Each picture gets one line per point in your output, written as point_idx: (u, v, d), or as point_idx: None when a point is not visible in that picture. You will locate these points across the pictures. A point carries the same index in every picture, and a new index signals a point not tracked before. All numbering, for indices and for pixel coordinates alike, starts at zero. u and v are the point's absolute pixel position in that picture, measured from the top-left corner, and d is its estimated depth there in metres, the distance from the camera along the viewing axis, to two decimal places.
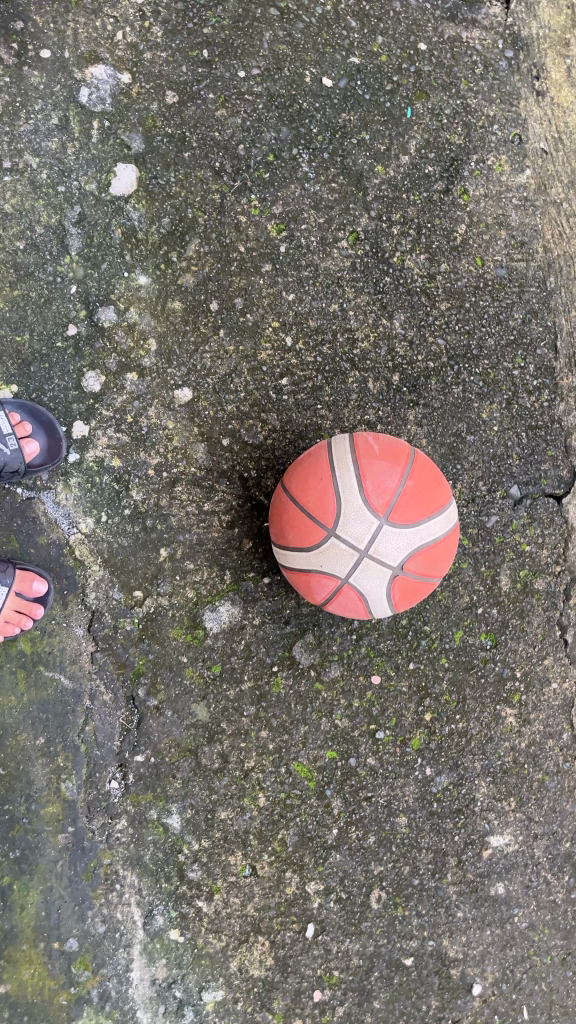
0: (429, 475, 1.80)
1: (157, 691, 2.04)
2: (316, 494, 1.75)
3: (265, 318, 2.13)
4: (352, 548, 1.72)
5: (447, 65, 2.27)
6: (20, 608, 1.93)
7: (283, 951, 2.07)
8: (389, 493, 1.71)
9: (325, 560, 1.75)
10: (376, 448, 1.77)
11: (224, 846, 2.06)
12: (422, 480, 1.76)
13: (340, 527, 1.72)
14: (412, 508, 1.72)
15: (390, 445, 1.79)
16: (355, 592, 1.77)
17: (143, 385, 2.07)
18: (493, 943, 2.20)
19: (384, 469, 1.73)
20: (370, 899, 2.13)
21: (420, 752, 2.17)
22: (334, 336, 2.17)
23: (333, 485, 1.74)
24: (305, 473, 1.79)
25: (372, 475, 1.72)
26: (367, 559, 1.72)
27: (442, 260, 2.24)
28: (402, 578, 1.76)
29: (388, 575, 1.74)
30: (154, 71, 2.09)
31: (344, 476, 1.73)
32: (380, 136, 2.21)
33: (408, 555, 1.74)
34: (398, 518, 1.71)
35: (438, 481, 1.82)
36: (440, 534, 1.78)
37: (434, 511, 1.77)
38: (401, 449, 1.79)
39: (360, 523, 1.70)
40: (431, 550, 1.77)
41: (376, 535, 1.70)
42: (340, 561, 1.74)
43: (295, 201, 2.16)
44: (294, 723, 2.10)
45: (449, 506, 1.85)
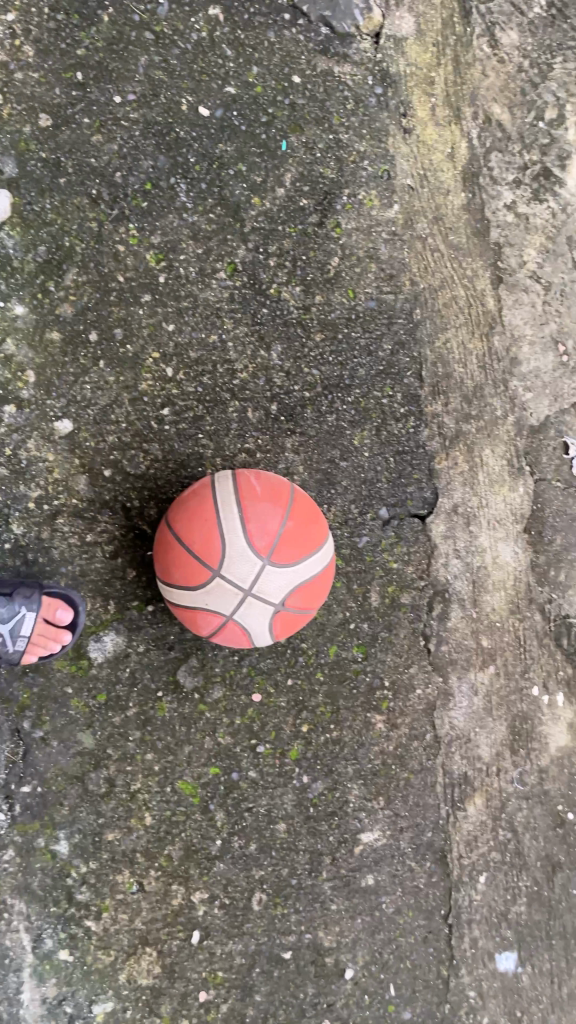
0: (308, 514, 1.90)
1: (43, 722, 2.10)
2: (202, 534, 1.81)
3: (145, 350, 2.18)
4: (237, 587, 1.80)
5: (320, 99, 2.31)
6: (48, 631, 2.02)
7: (170, 959, 2.17)
8: (271, 535, 1.80)
9: (211, 599, 1.83)
10: (258, 489, 1.85)
11: (112, 866, 2.14)
12: (302, 521, 1.86)
13: (225, 567, 1.79)
14: (294, 548, 1.83)
15: (271, 486, 1.88)
16: (240, 628, 1.86)
17: (22, 417, 2.09)
18: (363, 929, 2.35)
19: (267, 511, 1.82)
20: (252, 902, 2.25)
21: (297, 762, 2.30)
22: (214, 367, 2.24)
23: (218, 526, 1.80)
24: (189, 512, 1.85)
25: (255, 517, 1.80)
26: (251, 597, 1.81)
27: (317, 292, 2.32)
28: (285, 613, 1.87)
29: (271, 611, 1.84)
30: (26, 92, 2.08)
31: (229, 517, 1.80)
32: (256, 168, 2.26)
33: (289, 592, 1.84)
34: (280, 558, 1.80)
35: (315, 519, 1.92)
36: (318, 571, 1.89)
37: (313, 550, 1.88)
38: (281, 489, 1.88)
39: (245, 563, 1.78)
40: (310, 586, 1.88)
41: (260, 575, 1.80)
42: (225, 599, 1.82)
43: (174, 232, 2.19)
44: (179, 743, 2.20)
45: (326, 541, 1.96)
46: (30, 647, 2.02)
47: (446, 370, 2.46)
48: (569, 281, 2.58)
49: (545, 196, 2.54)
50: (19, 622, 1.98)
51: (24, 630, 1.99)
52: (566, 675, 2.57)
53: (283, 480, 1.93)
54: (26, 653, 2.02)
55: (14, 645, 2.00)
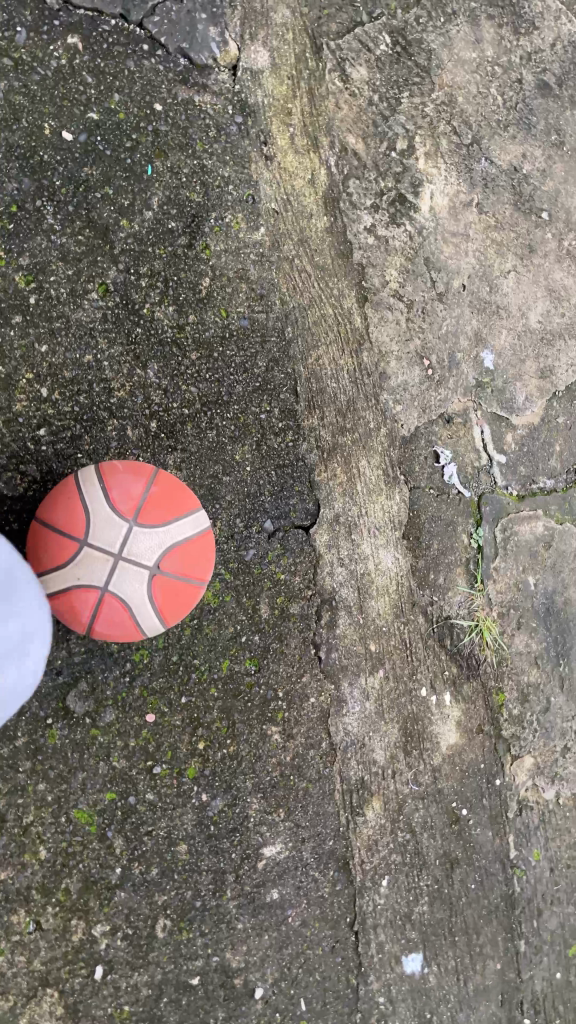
0: (176, 482, 1.92)
1: None
2: (66, 510, 1.83)
3: (18, 371, 2.17)
4: (107, 554, 1.81)
5: (182, 126, 2.37)
6: None
7: (73, 998, 2.10)
8: (135, 497, 1.83)
9: (82, 573, 1.82)
10: (119, 461, 1.89)
11: (6, 907, 2.06)
12: (166, 486, 1.88)
13: (91, 537, 1.81)
14: (161, 509, 1.84)
15: (134, 459, 1.91)
16: (119, 601, 1.83)
17: None
18: (271, 946, 2.33)
19: (129, 477, 1.85)
20: (156, 930, 2.19)
21: (195, 781, 2.28)
22: (91, 386, 2.24)
23: (81, 498, 1.83)
24: (54, 495, 1.88)
25: (117, 483, 1.83)
26: (122, 563, 1.81)
27: (190, 312, 2.36)
28: (163, 580, 1.84)
29: (149, 576, 1.83)
30: None
31: (92, 489, 1.84)
32: (123, 191, 2.29)
33: (164, 554, 1.84)
34: (147, 519, 1.82)
35: (186, 489, 1.93)
36: (194, 535, 1.89)
37: (184, 513, 1.88)
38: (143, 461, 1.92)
39: (110, 529, 1.81)
40: (187, 549, 1.87)
41: (128, 539, 1.81)
42: (97, 569, 1.81)
43: (43, 253, 2.20)
44: (72, 770, 2.14)
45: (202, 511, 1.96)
46: None
47: (320, 385, 2.54)
48: (429, 299, 2.72)
49: (402, 220, 2.68)
50: None
51: None
52: (451, 675, 2.67)
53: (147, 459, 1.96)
54: None
55: None
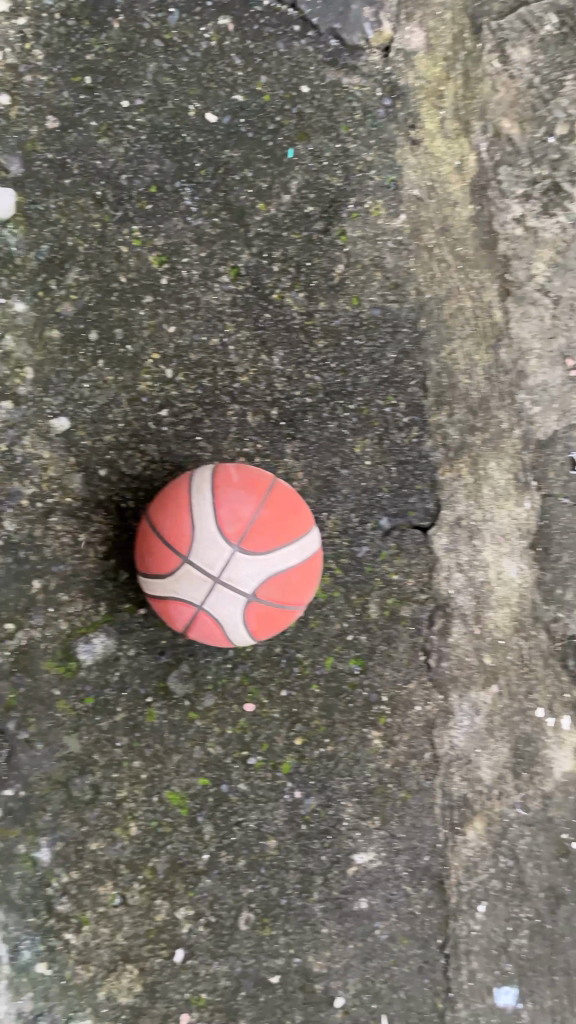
0: (289, 504, 1.81)
1: (29, 724, 2.05)
2: (173, 519, 1.75)
3: (145, 350, 2.17)
4: (206, 574, 1.72)
5: (328, 109, 2.31)
6: None
7: (152, 978, 2.09)
8: (244, 521, 1.71)
9: (180, 587, 1.76)
10: (235, 475, 1.78)
11: (94, 877, 2.06)
12: (277, 510, 1.76)
13: (193, 554, 1.72)
14: (268, 536, 1.73)
15: (251, 474, 1.80)
16: (212, 620, 1.77)
17: (19, 414, 2.08)
18: (355, 956, 2.25)
19: (241, 497, 1.73)
20: (239, 921, 2.16)
21: (290, 776, 2.23)
22: (215, 370, 2.23)
23: (190, 511, 1.74)
24: (166, 499, 1.80)
25: (228, 501, 1.72)
26: (220, 586, 1.72)
27: (320, 299, 2.31)
28: (258, 607, 1.76)
29: (245, 603, 1.74)
30: (34, 94, 2.10)
31: (201, 502, 1.74)
32: (262, 175, 2.26)
33: (263, 583, 1.73)
34: (252, 546, 1.71)
35: (297, 510, 1.82)
36: (297, 563, 1.79)
37: (291, 541, 1.77)
38: (260, 477, 1.81)
39: (213, 551, 1.71)
40: (288, 578, 1.77)
41: (230, 564, 1.71)
42: (195, 588, 1.74)
43: (177, 234, 2.20)
44: (167, 751, 2.14)
45: (310, 536, 1.85)
46: None
47: (451, 381, 2.42)
48: None
49: (555, 211, 2.49)
50: None
51: None
52: (572, 699, 2.48)
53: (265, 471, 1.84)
54: None
55: None
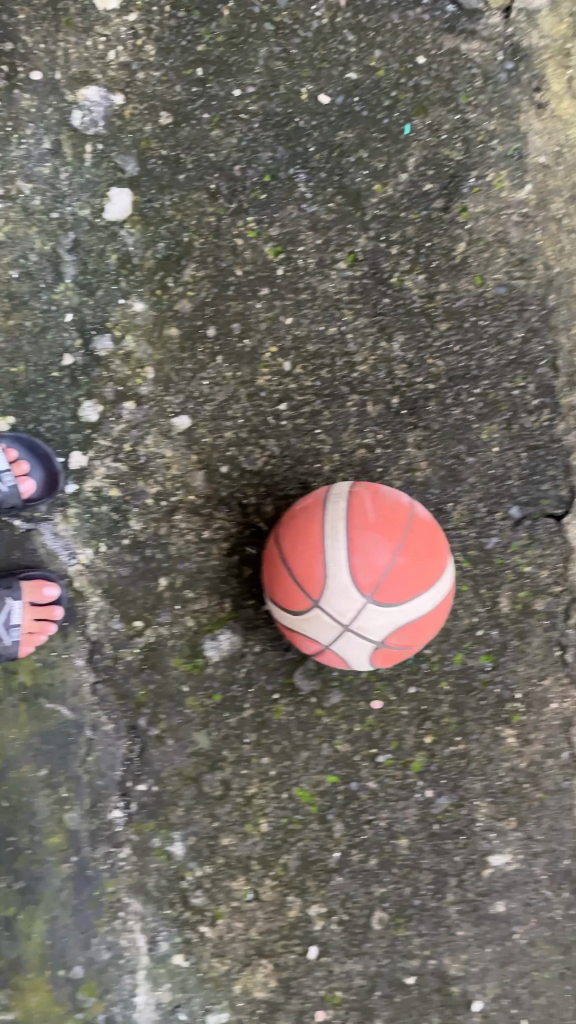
0: (425, 545, 1.71)
1: (159, 720, 2.08)
2: (304, 557, 1.69)
3: (263, 344, 2.14)
4: (336, 620, 1.67)
5: (446, 78, 2.19)
6: (39, 613, 1.99)
7: (286, 974, 2.08)
8: (378, 572, 1.63)
9: (308, 625, 1.72)
10: (371, 514, 1.68)
11: (227, 872, 2.07)
12: (413, 556, 1.68)
13: (324, 599, 1.67)
14: (403, 585, 1.65)
15: (387, 511, 1.70)
16: (338, 656, 1.75)
17: (140, 413, 2.09)
18: (493, 959, 2.17)
19: (376, 543, 1.65)
20: (372, 920, 2.12)
21: (420, 775, 2.17)
22: (333, 360, 2.17)
23: (323, 554, 1.66)
24: (297, 531, 1.73)
25: (363, 548, 1.64)
26: (349, 631, 1.68)
27: (442, 280, 2.21)
28: (386, 649, 1.73)
29: (373, 647, 1.71)
30: (147, 91, 2.09)
31: (335, 546, 1.65)
32: (378, 154, 2.18)
33: (393, 630, 1.69)
34: (385, 597, 1.64)
35: (432, 546, 1.73)
36: (430, 609, 1.72)
37: (426, 588, 1.69)
38: (397, 514, 1.71)
39: (345, 600, 1.65)
40: (419, 624, 1.71)
41: (361, 614, 1.65)
42: (324, 630, 1.70)
43: (292, 223, 2.15)
44: (295, 748, 2.12)
45: (445, 574, 1.77)
46: (27, 636, 2.00)
47: None
48: None
49: None
50: (7, 613, 1.96)
51: (14, 618, 1.96)
52: None
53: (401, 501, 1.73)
54: (24, 643, 2.00)
55: (10, 636, 1.98)
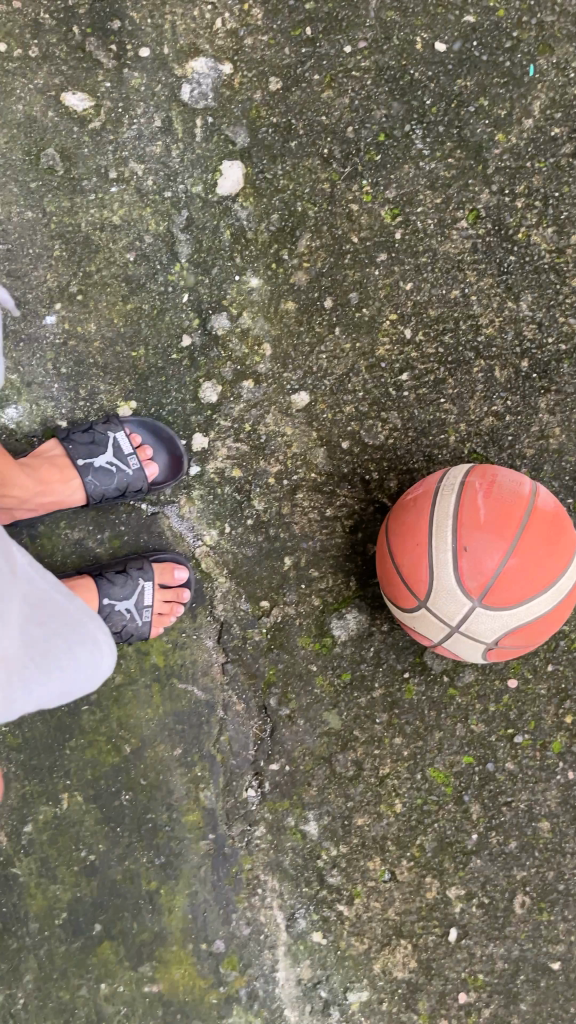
0: (545, 543, 1.57)
1: (289, 700, 2.07)
2: (412, 556, 1.63)
3: (382, 312, 2.06)
4: (443, 622, 1.62)
5: (572, 13, 2.04)
6: (169, 596, 2.01)
7: (426, 955, 2.04)
8: (487, 576, 1.54)
9: (418, 622, 1.68)
10: (483, 512, 1.57)
11: (363, 852, 2.05)
12: (528, 557, 1.55)
13: (430, 600, 1.62)
14: (515, 589, 1.55)
15: (503, 507, 1.57)
16: (450, 652, 1.71)
17: (260, 392, 2.06)
18: None
19: (487, 546, 1.54)
20: (513, 904, 2.06)
21: (561, 756, 2.08)
22: (457, 324, 2.07)
23: (429, 555, 1.59)
24: (405, 527, 1.67)
25: (471, 549, 1.55)
26: (457, 632, 1.62)
27: (572, 232, 2.06)
28: (500, 647, 1.65)
29: (484, 646, 1.64)
30: (255, 58, 2.03)
31: (441, 548, 1.58)
32: (500, 101, 2.04)
33: (505, 632, 1.61)
34: (494, 602, 1.55)
35: (553, 542, 1.59)
36: (548, 609, 1.61)
37: (542, 589, 1.57)
38: (512, 509, 1.57)
39: (451, 603, 1.58)
40: (535, 624, 1.61)
41: (469, 618, 1.58)
42: (432, 629, 1.66)
43: (410, 183, 2.05)
44: (428, 728, 2.07)
45: (568, 567, 1.63)
46: (157, 618, 2.02)
47: None
48: None
49: None
50: (140, 595, 1.98)
51: (146, 600, 1.98)
52: None
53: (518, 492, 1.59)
54: (154, 624, 2.02)
55: (142, 618, 2.00)
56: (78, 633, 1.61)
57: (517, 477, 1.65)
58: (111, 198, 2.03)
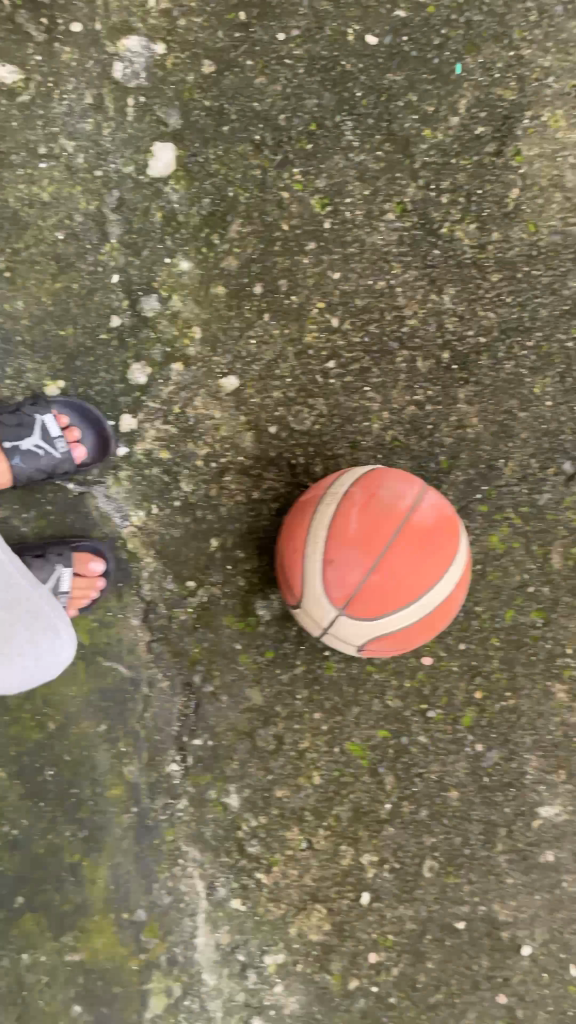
0: (415, 560, 1.60)
1: (213, 677, 2.12)
2: (294, 559, 1.72)
3: (310, 300, 2.11)
4: (317, 623, 1.72)
5: (499, 13, 2.10)
6: (84, 584, 2.02)
7: (340, 918, 2.14)
8: (348, 590, 1.61)
9: (301, 618, 1.79)
10: (353, 526, 1.62)
11: (282, 822, 2.13)
12: (390, 575, 1.58)
13: (305, 602, 1.71)
14: (376, 603, 1.61)
15: (376, 523, 1.61)
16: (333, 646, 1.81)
17: (189, 374, 2.09)
18: (542, 907, 2.20)
19: (351, 560, 1.60)
20: (423, 868, 2.17)
21: (470, 729, 2.19)
22: (382, 314, 2.13)
23: (304, 561, 1.68)
24: (293, 529, 1.76)
25: (337, 562, 1.62)
26: (329, 634, 1.72)
27: (494, 229, 2.14)
28: (374, 649, 1.73)
29: (357, 648, 1.72)
30: (188, 39, 2.03)
31: (314, 557, 1.66)
32: (428, 97, 2.09)
33: (370, 639, 1.68)
34: (356, 613, 1.63)
35: (426, 559, 1.61)
36: (415, 622, 1.65)
37: (407, 603, 1.61)
38: (383, 525, 1.60)
39: (320, 608, 1.67)
40: (402, 633, 1.66)
41: (335, 624, 1.67)
42: (311, 626, 1.76)
43: (339, 174, 2.09)
44: (346, 703, 2.16)
45: (444, 581, 1.65)
46: (72, 602, 2.03)
47: None
48: None
49: None
50: (56, 580, 1.98)
51: (62, 586, 1.98)
52: None
53: (394, 508, 1.62)
54: (70, 608, 2.03)
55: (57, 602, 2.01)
56: (39, 620, 1.69)
57: (405, 488, 1.66)
58: (40, 174, 2.01)
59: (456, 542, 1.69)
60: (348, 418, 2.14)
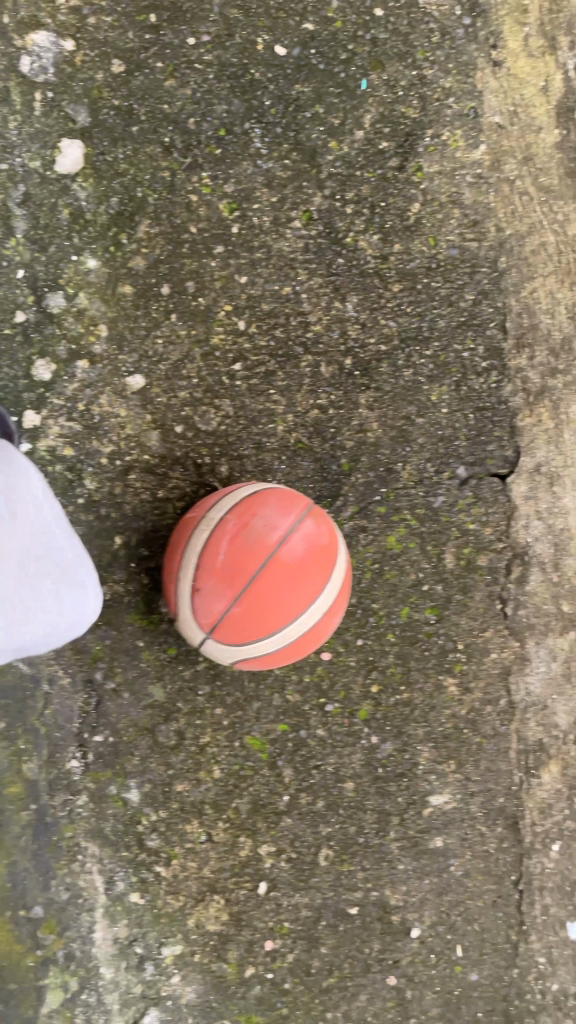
0: (275, 596, 1.65)
1: (115, 673, 2.13)
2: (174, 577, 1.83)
3: (217, 302, 2.14)
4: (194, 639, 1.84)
5: (403, 33, 2.18)
6: None
7: (237, 907, 2.19)
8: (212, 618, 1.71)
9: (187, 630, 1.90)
10: (219, 557, 1.70)
11: (181, 816, 2.17)
12: (249, 609, 1.66)
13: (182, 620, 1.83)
14: (238, 633, 1.70)
15: (241, 556, 1.67)
16: None
17: (94, 372, 2.09)
18: (430, 891, 2.31)
19: (216, 591, 1.69)
20: (319, 857, 2.24)
21: (366, 722, 2.28)
22: (287, 319, 2.19)
23: (180, 584, 1.79)
24: (178, 547, 1.86)
25: (204, 591, 1.71)
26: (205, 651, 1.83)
27: (396, 241, 2.22)
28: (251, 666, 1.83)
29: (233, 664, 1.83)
30: (98, 38, 2.04)
31: (186, 582, 1.76)
32: (334, 110, 2.16)
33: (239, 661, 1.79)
34: (220, 640, 1.73)
35: (287, 595, 1.66)
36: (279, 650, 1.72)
37: (267, 635, 1.68)
38: (247, 559, 1.66)
39: (193, 630, 1.78)
40: (267, 658, 1.75)
41: (206, 645, 1.78)
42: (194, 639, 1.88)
43: (247, 180, 2.13)
44: (247, 699, 2.21)
45: (311, 613, 1.70)
46: None
47: (532, 320, 2.32)
48: None
49: None
50: None
51: None
52: None
53: (261, 543, 1.66)
54: None
55: None
56: (69, 584, 1.70)
57: (278, 519, 1.69)
58: None
59: (329, 571, 1.72)
60: (254, 419, 2.19)
